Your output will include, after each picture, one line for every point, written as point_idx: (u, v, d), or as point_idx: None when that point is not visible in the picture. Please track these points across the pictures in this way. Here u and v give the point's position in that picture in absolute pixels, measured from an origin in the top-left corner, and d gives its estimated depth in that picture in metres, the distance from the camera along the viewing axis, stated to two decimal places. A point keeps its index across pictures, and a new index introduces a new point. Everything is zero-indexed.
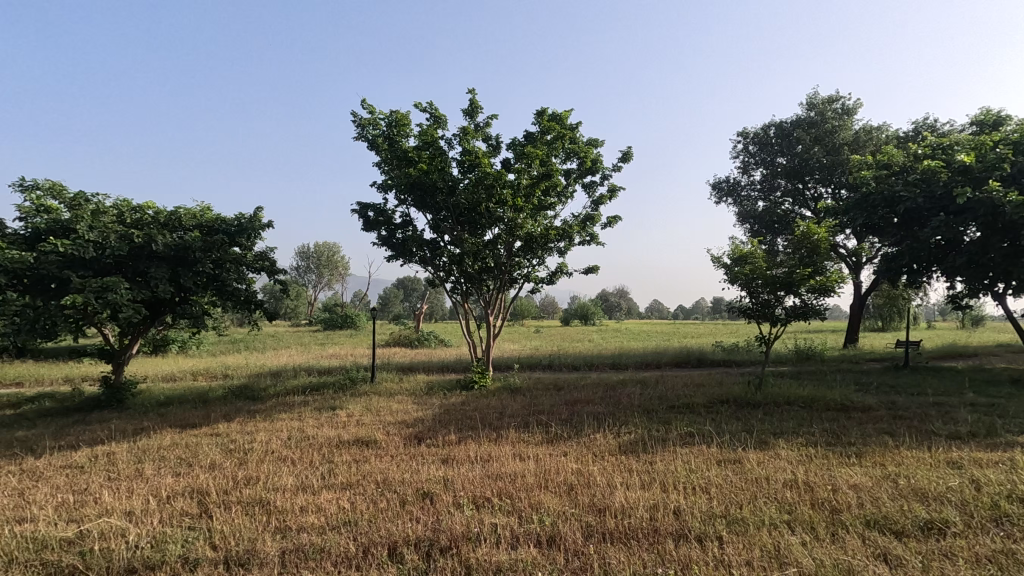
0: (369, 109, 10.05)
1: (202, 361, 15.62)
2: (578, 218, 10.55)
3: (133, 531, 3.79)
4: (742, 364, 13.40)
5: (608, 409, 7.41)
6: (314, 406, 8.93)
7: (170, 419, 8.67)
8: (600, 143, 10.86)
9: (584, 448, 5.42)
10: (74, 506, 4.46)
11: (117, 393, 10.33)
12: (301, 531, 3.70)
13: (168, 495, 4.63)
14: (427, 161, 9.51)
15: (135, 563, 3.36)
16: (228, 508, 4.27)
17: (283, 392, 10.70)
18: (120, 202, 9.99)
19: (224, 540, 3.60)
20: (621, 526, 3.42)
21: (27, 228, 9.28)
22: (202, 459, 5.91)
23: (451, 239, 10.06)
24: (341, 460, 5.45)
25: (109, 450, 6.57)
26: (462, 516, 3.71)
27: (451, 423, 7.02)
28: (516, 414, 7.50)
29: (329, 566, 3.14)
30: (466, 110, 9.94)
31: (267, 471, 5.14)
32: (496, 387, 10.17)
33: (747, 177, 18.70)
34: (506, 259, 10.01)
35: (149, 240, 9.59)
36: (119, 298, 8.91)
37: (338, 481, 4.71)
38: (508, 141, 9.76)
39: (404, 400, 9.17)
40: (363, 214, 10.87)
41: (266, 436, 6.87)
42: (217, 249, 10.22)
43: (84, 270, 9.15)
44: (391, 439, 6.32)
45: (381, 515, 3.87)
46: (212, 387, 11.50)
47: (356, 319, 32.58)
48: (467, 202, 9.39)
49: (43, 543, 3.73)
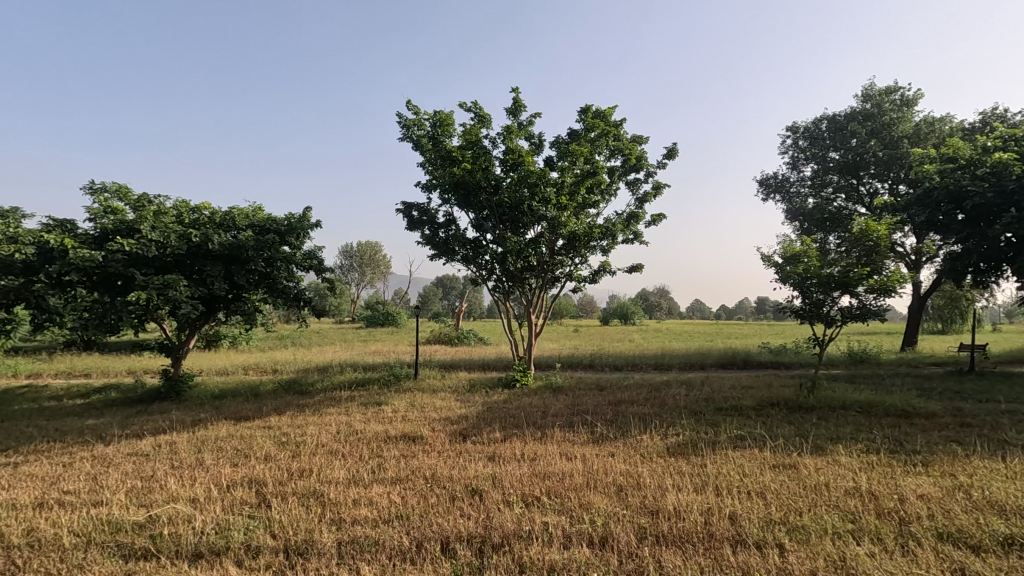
0: (414, 109, 10.23)
1: (252, 356, 16.25)
2: (622, 216, 10.42)
3: (198, 517, 3.97)
4: (791, 366, 12.99)
5: (654, 410, 7.28)
6: (360, 401, 9.14)
7: (225, 412, 9.04)
8: (645, 140, 10.73)
9: (631, 449, 5.36)
10: (143, 492, 4.70)
11: (176, 386, 10.83)
12: (355, 523, 3.78)
13: (228, 484, 4.82)
14: (471, 160, 9.56)
15: (201, 548, 3.51)
16: (284, 498, 4.41)
17: (329, 387, 10.97)
18: (179, 203, 10.46)
19: (282, 530, 3.72)
20: (675, 529, 3.36)
21: (95, 228, 9.84)
22: (257, 450, 6.13)
23: (494, 238, 10.10)
24: (389, 455, 5.55)
25: (171, 440, 6.91)
26: (513, 514, 3.72)
27: (496, 421, 7.05)
28: (560, 413, 7.47)
29: (384, 559, 3.20)
30: (509, 109, 9.98)
31: (320, 464, 5.29)
32: (538, 386, 10.14)
33: (796, 173, 18.08)
34: (549, 258, 9.98)
35: (206, 240, 9.98)
36: (179, 295, 9.35)
37: (389, 475, 4.80)
38: (552, 139, 9.75)
39: (446, 398, 9.26)
40: (407, 214, 11.06)
41: (316, 430, 7.07)
42: (269, 247, 10.51)
43: (147, 268, 9.63)
44: (437, 435, 6.39)
45: (433, 510, 3.93)
46: (263, 382, 11.94)
47: (397, 317, 33.21)
48: (510, 201, 9.42)
49: (117, 526, 3.94)
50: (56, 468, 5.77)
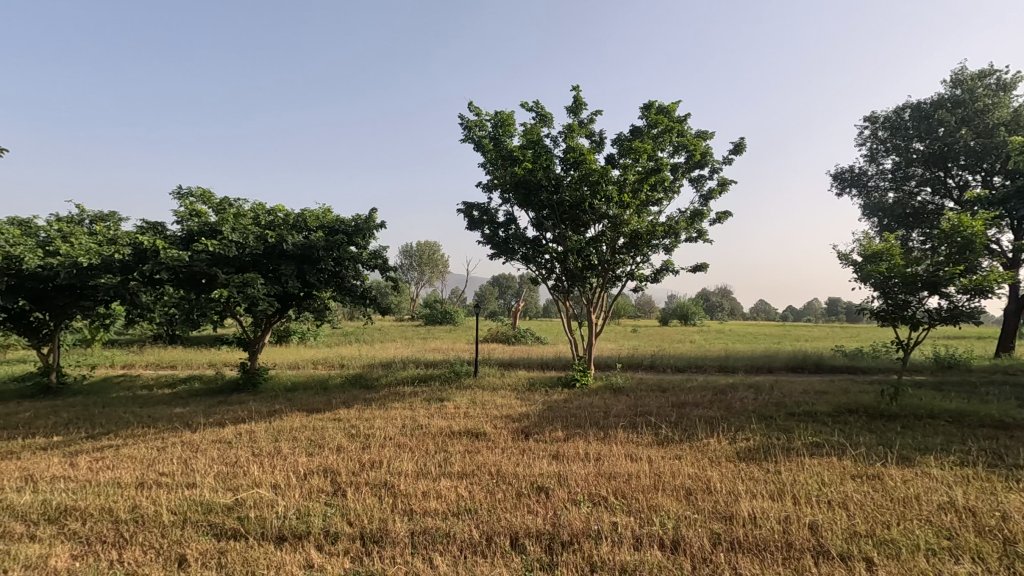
0: (475, 110, 10.40)
1: (321, 351, 17.03)
2: (686, 214, 10.15)
3: (281, 502, 4.20)
4: (869, 371, 12.25)
5: (720, 413, 7.05)
6: (423, 397, 9.37)
7: (297, 404, 9.52)
8: (710, 135, 10.43)
9: (699, 452, 5.22)
10: (229, 477, 5.02)
11: (252, 377, 11.50)
12: (425, 515, 3.89)
13: (305, 472, 5.09)
14: (532, 160, 9.59)
15: (285, 531, 3.72)
16: (357, 487, 4.60)
17: (393, 382, 11.31)
18: (256, 206, 11.09)
19: (357, 518, 3.88)
20: (751, 536, 3.26)
21: (182, 230, 10.59)
22: (330, 441, 6.42)
23: (554, 236, 10.11)
24: (454, 450, 5.66)
25: (251, 429, 7.35)
26: (580, 512, 3.72)
27: (558, 420, 7.05)
28: (621, 413, 7.37)
29: (456, 550, 3.28)
30: (570, 108, 9.96)
31: (389, 456, 5.47)
32: (598, 386, 10.05)
33: (875, 166, 17.02)
34: (610, 257, 9.84)
35: (281, 240, 10.54)
36: (257, 292, 9.91)
37: (456, 470, 4.90)
38: (614, 136, 9.64)
39: (507, 396, 9.34)
40: (468, 214, 11.24)
41: (383, 423, 7.32)
42: (337, 247, 10.93)
43: (228, 267, 10.27)
44: (499, 432, 6.46)
45: (499, 506, 3.98)
46: (331, 376, 12.48)
47: (455, 315, 33.84)
48: (571, 199, 9.38)
49: (208, 507, 4.24)
50: (152, 451, 6.27)
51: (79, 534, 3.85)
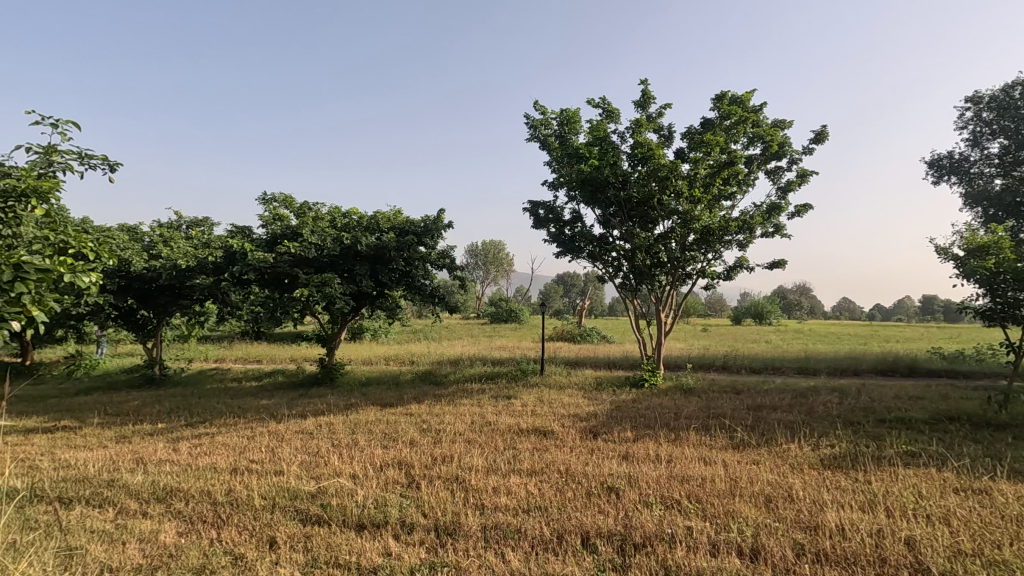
0: (540, 109, 10.41)
1: (392, 348, 17.67)
2: (761, 208, 9.69)
3: (360, 492, 4.41)
4: (972, 375, 11.20)
5: (801, 417, 6.68)
6: (490, 394, 9.52)
7: (371, 398, 9.94)
8: (788, 124, 9.90)
9: (778, 458, 4.98)
10: (311, 466, 5.33)
11: (330, 372, 12.13)
12: (496, 510, 3.96)
13: (381, 464, 5.30)
14: (598, 156, 9.49)
15: (364, 520, 3.90)
16: (430, 480, 4.74)
17: (461, 379, 11.55)
18: (332, 209, 11.65)
19: (431, 510, 4.01)
20: (838, 548, 3.08)
21: (267, 233, 11.30)
22: (402, 435, 6.65)
23: (621, 234, 9.95)
24: (523, 447, 5.71)
25: (329, 421, 7.75)
26: (653, 515, 3.65)
27: (626, 420, 6.94)
28: (694, 415, 7.15)
29: (527, 547, 3.32)
30: (637, 103, 9.77)
31: (460, 451, 5.60)
32: (668, 387, 9.81)
33: (979, 150, 15.49)
34: (680, 254, 9.55)
35: (356, 241, 11.00)
36: (334, 291, 10.41)
37: (525, 467, 4.95)
38: (683, 130, 9.37)
39: (574, 394, 9.31)
40: (534, 212, 11.27)
41: (453, 419, 7.51)
42: (408, 248, 11.28)
43: (308, 268, 10.86)
44: (567, 431, 6.44)
45: (570, 504, 3.98)
46: (403, 372, 12.93)
47: (520, 314, 34.05)
48: (639, 196, 9.19)
49: (295, 493, 4.52)
50: (242, 440, 6.75)
51: (183, 513, 4.22)
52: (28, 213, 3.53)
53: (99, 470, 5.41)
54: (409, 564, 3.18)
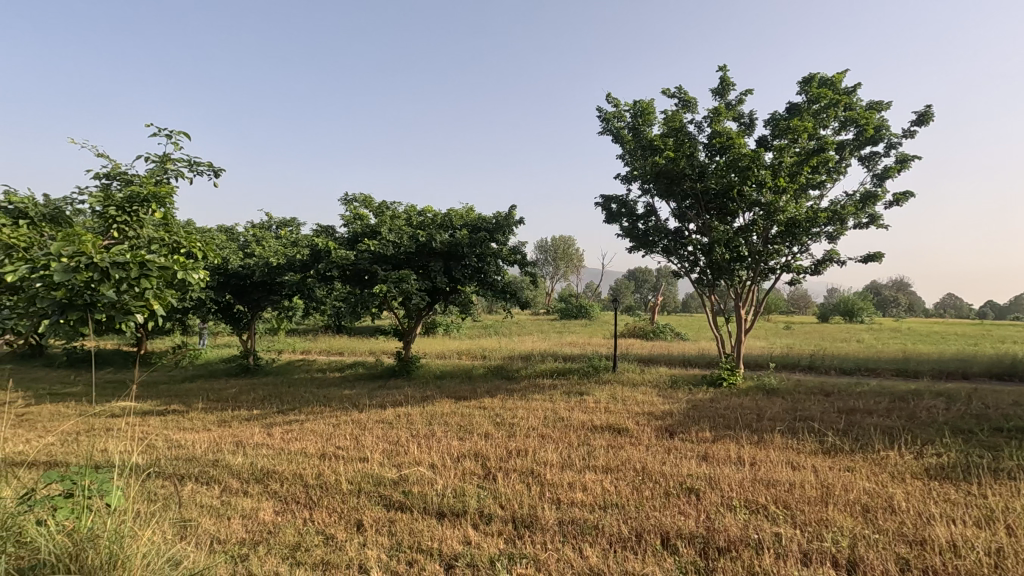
0: (613, 101, 10.22)
1: (465, 342, 18.07)
2: (855, 198, 9.02)
3: (439, 481, 4.55)
4: None
5: (901, 423, 6.17)
6: (562, 390, 9.52)
7: (446, 391, 10.22)
8: (885, 106, 9.15)
9: (875, 465, 4.64)
10: (393, 454, 5.56)
11: (407, 365, 12.59)
12: (572, 505, 3.96)
13: (458, 455, 5.44)
14: (674, 148, 9.19)
15: (444, 508, 4.03)
16: (506, 473, 4.81)
17: (533, 374, 11.62)
18: (408, 208, 12.05)
19: (508, 502, 4.07)
20: (947, 565, 2.83)
21: (348, 232, 11.88)
22: (477, 428, 6.79)
23: (698, 227, 9.59)
24: (598, 444, 5.66)
25: (407, 412, 8.05)
26: (737, 518, 3.52)
27: (704, 420, 6.71)
28: (778, 417, 6.79)
29: (605, 543, 3.30)
30: (716, 90, 9.37)
31: (534, 446, 5.64)
32: (749, 386, 9.37)
33: None
34: (762, 247, 9.08)
35: (430, 239, 11.31)
36: (410, 287, 10.76)
37: (600, 464, 4.91)
38: (767, 117, 8.90)
39: (648, 392, 9.11)
40: (606, 207, 11.11)
41: (525, 413, 7.57)
42: (480, 245, 11.46)
43: (386, 264, 11.30)
44: (642, 429, 6.32)
45: (648, 503, 3.91)
46: (475, 366, 13.18)
47: (591, 309, 33.73)
48: (717, 187, 8.81)
49: (379, 479, 4.74)
50: (327, 427, 7.15)
51: (279, 493, 4.54)
52: (149, 217, 3.93)
53: (206, 451, 5.93)
54: (489, 554, 3.25)
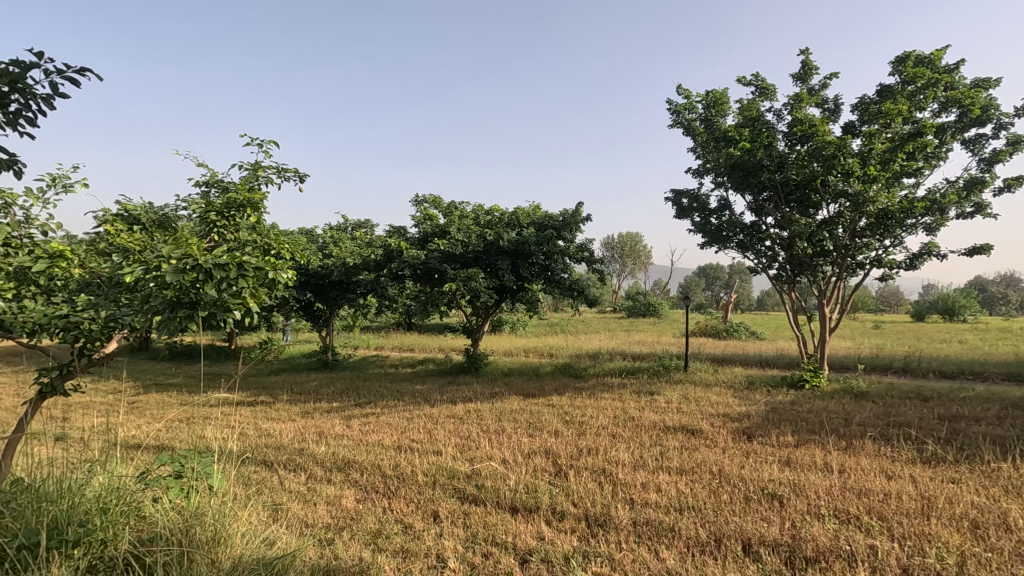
0: (684, 93, 9.92)
1: (531, 340, 18.13)
2: (957, 185, 8.26)
3: (511, 477, 4.60)
4: None
5: (1015, 433, 5.60)
6: (632, 389, 9.35)
7: (514, 388, 10.31)
8: (994, 83, 8.32)
9: (985, 478, 4.24)
10: (465, 448, 5.68)
11: (475, 361, 12.82)
12: (647, 506, 3.89)
13: (528, 451, 5.49)
14: (751, 138, 8.78)
15: (517, 503, 4.08)
16: (578, 471, 4.80)
17: (601, 373, 11.49)
18: (476, 207, 12.25)
19: (581, 500, 4.06)
20: None
21: (419, 232, 12.24)
22: (546, 425, 6.80)
23: (776, 221, 9.11)
24: (671, 445, 5.53)
25: (477, 408, 8.20)
26: (826, 528, 3.33)
27: (786, 424, 6.38)
28: (869, 422, 6.34)
29: (683, 547, 3.22)
30: (797, 75, 8.87)
31: (605, 445, 5.59)
32: (834, 389, 8.81)
33: None
34: (849, 241, 8.51)
35: (498, 237, 11.45)
36: (479, 286, 10.92)
37: (674, 465, 4.79)
38: (854, 101, 8.34)
39: (722, 393, 8.76)
40: (677, 201, 10.79)
41: (595, 412, 7.50)
42: (548, 243, 11.45)
43: (455, 263, 11.54)
44: (718, 431, 6.09)
45: (727, 508, 3.77)
46: (542, 364, 13.21)
47: (659, 307, 32.88)
48: (799, 178, 8.33)
49: (453, 472, 4.86)
50: (402, 421, 7.42)
51: (359, 482, 4.77)
52: (245, 221, 4.25)
53: (292, 440, 6.32)
54: (563, 550, 3.26)
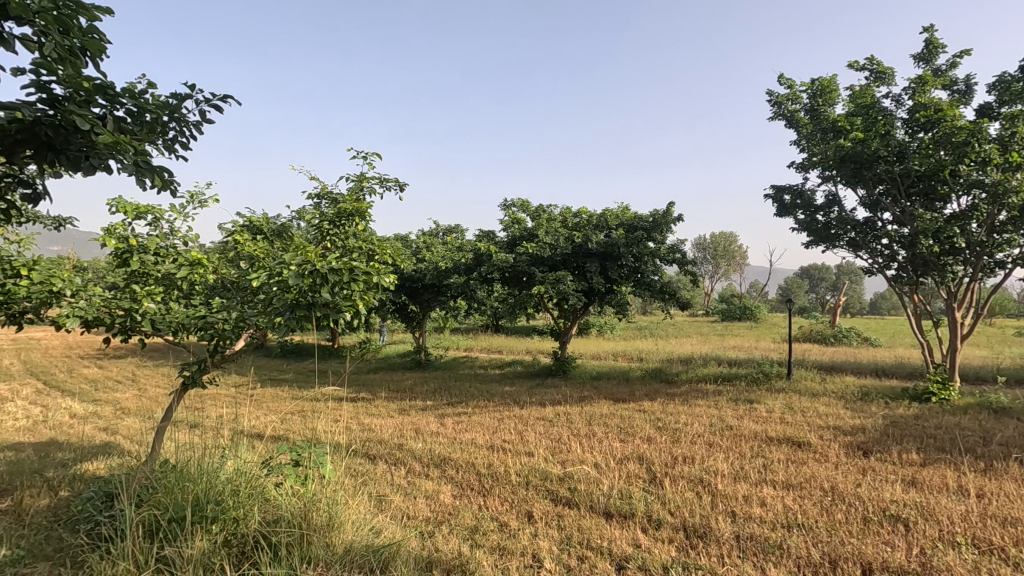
0: (787, 82, 9.34)
1: (620, 344, 17.79)
2: None
3: (605, 481, 4.55)
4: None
5: None
6: (729, 396, 8.90)
7: (602, 392, 10.17)
8: None
9: None
10: (556, 451, 5.69)
11: (563, 364, 12.80)
12: (751, 520, 3.70)
13: (621, 457, 5.40)
14: (864, 127, 8.08)
15: (611, 508, 4.03)
16: (673, 479, 4.65)
17: (695, 379, 11.05)
18: (564, 210, 12.28)
19: (678, 509, 3.93)
20: None
21: (507, 236, 12.45)
22: (638, 431, 6.65)
23: (895, 217, 8.31)
24: (775, 457, 5.20)
25: (566, 411, 8.20)
26: (963, 559, 3.00)
27: (909, 440, 5.78)
28: (1013, 442, 5.60)
29: (793, 566, 3.03)
30: (920, 56, 8.06)
31: (702, 454, 5.36)
32: (968, 404, 7.86)
33: None
34: (986, 236, 7.58)
35: (587, 240, 11.36)
36: (567, 288, 10.87)
37: (780, 479, 4.50)
38: (991, 80, 7.44)
39: (832, 404, 8.11)
40: (778, 198, 10.15)
41: (690, 419, 7.23)
42: (637, 244, 11.16)
43: (544, 266, 11.61)
44: (828, 445, 5.65)
45: (842, 528, 3.50)
46: (632, 368, 12.93)
47: (756, 311, 31.00)
48: (923, 169, 7.53)
49: (545, 474, 4.89)
50: (493, 421, 7.57)
51: (456, 479, 4.94)
52: (354, 229, 4.56)
53: (392, 436, 6.66)
54: (661, 560, 3.18)
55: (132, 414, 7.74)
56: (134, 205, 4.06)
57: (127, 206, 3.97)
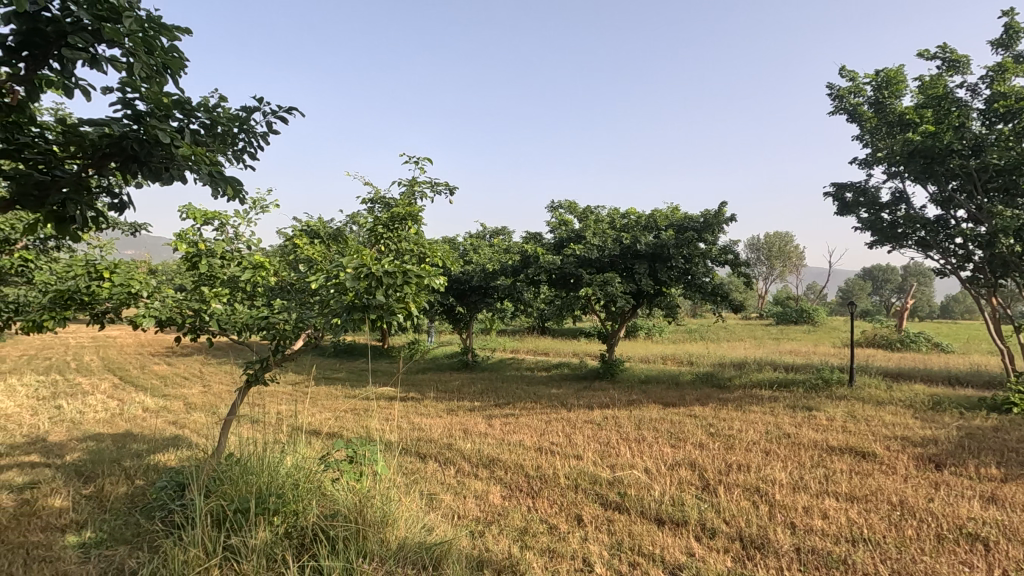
0: (848, 75, 8.93)
1: (669, 347, 17.41)
2: None
3: (655, 487, 4.47)
4: None
5: None
6: (786, 403, 8.55)
7: (651, 396, 9.99)
8: None
9: None
10: (605, 455, 5.63)
11: (611, 367, 12.64)
12: (812, 532, 3.55)
13: (672, 463, 5.28)
14: (935, 119, 7.62)
15: (662, 515, 3.95)
16: (728, 487, 4.51)
17: (749, 384, 10.69)
18: (612, 211, 12.15)
19: (733, 518, 3.82)
20: None
21: (555, 238, 12.42)
22: (690, 436, 6.49)
23: (970, 214, 7.77)
24: (837, 468, 4.96)
25: (614, 414, 8.10)
26: None
27: (987, 453, 5.40)
28: None
29: None
30: (998, 41, 7.52)
31: (758, 462, 5.17)
32: None
33: None
34: None
35: (635, 241, 11.19)
36: (615, 290, 10.74)
37: (844, 491, 4.29)
38: None
39: (899, 413, 7.67)
40: (839, 196, 9.70)
41: (744, 426, 7.00)
42: (688, 245, 10.90)
43: (592, 267, 11.53)
44: (896, 456, 5.35)
45: (913, 544, 3.31)
46: (682, 372, 12.63)
47: (814, 314, 29.66)
48: (1003, 162, 7.02)
49: (594, 478, 4.84)
50: (540, 423, 7.56)
51: (504, 480, 4.97)
52: (406, 233, 4.67)
53: (441, 435, 6.76)
54: (715, 569, 3.10)
55: (199, 409, 8.19)
56: (203, 212, 4.31)
57: (196, 213, 4.21)
